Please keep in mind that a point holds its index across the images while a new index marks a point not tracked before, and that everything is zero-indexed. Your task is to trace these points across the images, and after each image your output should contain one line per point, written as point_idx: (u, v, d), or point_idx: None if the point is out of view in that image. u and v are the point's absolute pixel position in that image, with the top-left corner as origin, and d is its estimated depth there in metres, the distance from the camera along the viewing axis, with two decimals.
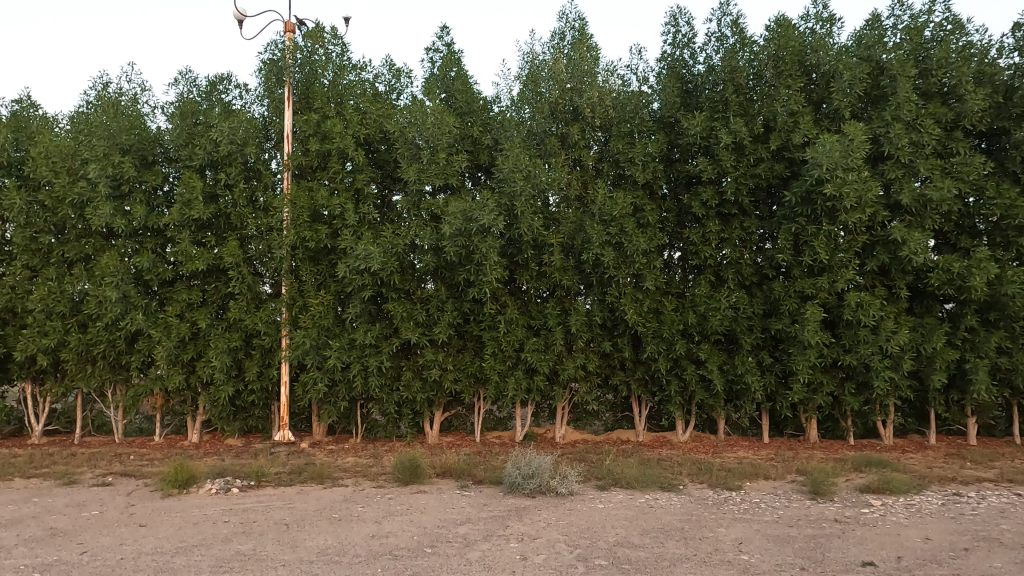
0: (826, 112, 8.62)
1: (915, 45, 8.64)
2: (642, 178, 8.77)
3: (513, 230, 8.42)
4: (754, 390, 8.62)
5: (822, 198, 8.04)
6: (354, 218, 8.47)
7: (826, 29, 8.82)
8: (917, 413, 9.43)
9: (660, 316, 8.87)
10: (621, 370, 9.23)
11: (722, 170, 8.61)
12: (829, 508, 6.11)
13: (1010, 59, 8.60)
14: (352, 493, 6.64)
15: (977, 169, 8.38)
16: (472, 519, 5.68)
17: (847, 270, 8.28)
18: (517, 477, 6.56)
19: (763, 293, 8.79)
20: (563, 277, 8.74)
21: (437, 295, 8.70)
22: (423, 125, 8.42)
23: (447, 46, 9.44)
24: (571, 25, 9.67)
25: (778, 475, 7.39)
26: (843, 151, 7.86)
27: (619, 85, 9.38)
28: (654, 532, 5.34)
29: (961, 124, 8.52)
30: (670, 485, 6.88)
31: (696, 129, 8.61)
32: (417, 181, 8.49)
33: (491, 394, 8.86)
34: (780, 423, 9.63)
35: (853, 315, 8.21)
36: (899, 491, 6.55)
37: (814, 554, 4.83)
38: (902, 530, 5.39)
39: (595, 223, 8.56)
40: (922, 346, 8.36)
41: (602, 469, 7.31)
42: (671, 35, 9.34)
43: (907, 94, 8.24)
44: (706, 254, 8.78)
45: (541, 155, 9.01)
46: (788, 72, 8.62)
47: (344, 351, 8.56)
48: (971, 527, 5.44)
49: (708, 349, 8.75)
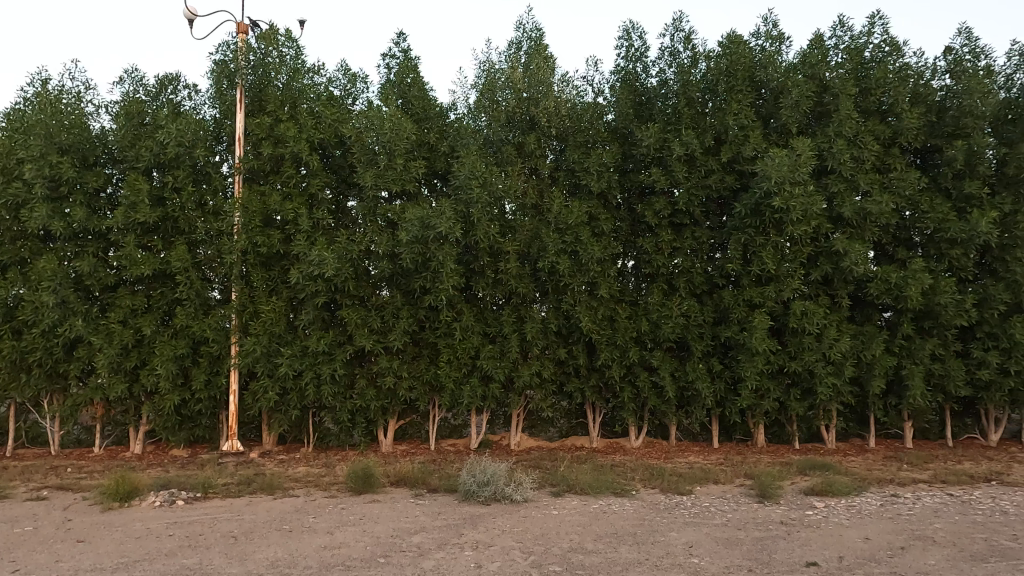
0: (775, 127, 8.94)
1: (856, 65, 9.02)
2: (598, 188, 8.90)
3: (470, 237, 8.44)
4: (703, 396, 8.83)
5: (770, 210, 8.33)
6: (308, 224, 8.36)
7: (775, 47, 9.10)
8: (858, 417, 9.76)
9: (614, 323, 9.01)
10: (576, 377, 9.29)
11: (674, 180, 8.84)
12: (775, 510, 6.29)
13: (943, 81, 9.08)
14: (303, 504, 6.51)
15: (913, 184, 8.78)
16: (426, 527, 5.64)
17: (792, 280, 8.56)
18: (472, 485, 6.56)
19: (713, 301, 9.01)
20: (519, 284, 8.79)
21: (393, 302, 8.66)
22: (380, 131, 8.36)
23: (404, 53, 9.39)
24: (528, 35, 9.77)
25: (727, 479, 7.58)
26: (791, 165, 8.14)
27: (575, 96, 9.51)
28: (607, 537, 5.41)
29: (898, 141, 8.92)
30: (623, 491, 7.00)
31: (649, 140, 8.80)
32: (374, 186, 8.47)
33: (446, 401, 8.83)
34: (729, 428, 9.84)
35: (799, 323, 8.51)
36: (840, 494, 6.80)
37: (761, 556, 4.97)
38: (844, 531, 5.59)
39: (550, 232, 8.64)
40: (862, 353, 8.70)
41: (556, 476, 7.36)
42: (625, 49, 9.55)
43: (848, 112, 8.60)
44: (659, 263, 8.96)
45: (498, 163, 9.09)
46: (738, 88, 8.92)
47: (296, 359, 8.38)
48: (908, 526, 5.69)
49: (661, 356, 8.91)
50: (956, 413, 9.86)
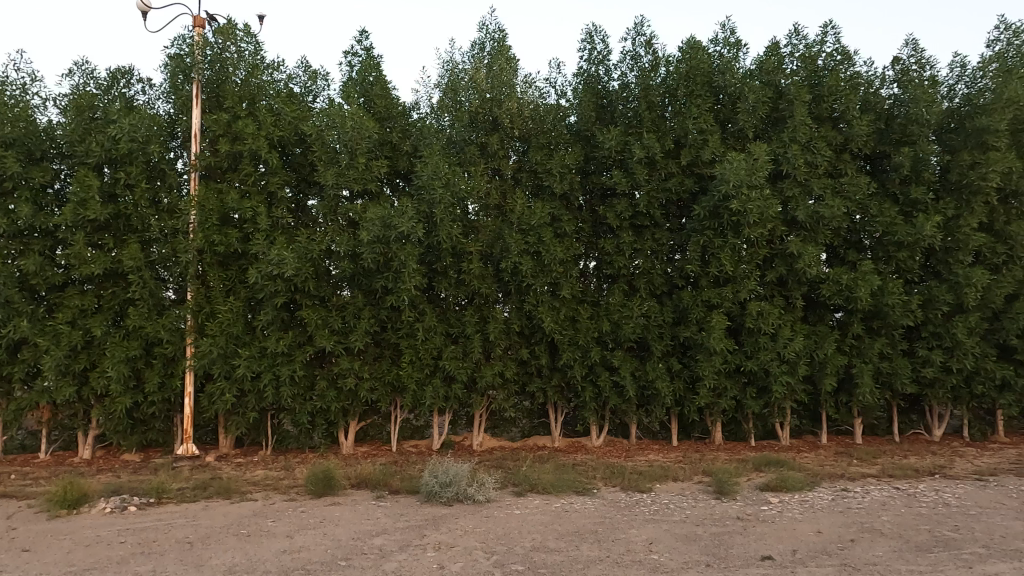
0: (732, 131, 9.13)
1: (810, 72, 9.29)
2: (560, 189, 8.97)
3: (432, 237, 8.42)
4: (663, 395, 8.98)
5: (728, 212, 8.52)
6: (267, 223, 8.22)
7: (732, 53, 9.30)
8: (811, 415, 10.05)
9: (576, 323, 9.10)
10: (538, 377, 9.35)
11: (635, 183, 8.97)
12: (732, 506, 6.44)
13: (891, 90, 9.43)
14: (262, 508, 6.39)
15: (863, 189, 9.09)
16: (387, 529, 5.60)
17: (748, 281, 8.78)
18: (434, 486, 6.54)
19: (673, 301, 9.18)
20: (482, 285, 8.81)
21: (354, 302, 8.57)
22: (342, 129, 8.26)
23: (367, 51, 9.30)
24: (491, 35, 9.78)
25: (685, 476, 7.72)
26: (748, 169, 8.34)
27: (538, 97, 9.56)
28: (569, 536, 5.46)
29: (849, 147, 9.22)
30: (584, 489, 7.07)
31: (611, 142, 8.91)
32: (335, 185, 8.37)
33: (408, 402, 8.78)
34: (688, 427, 10.02)
35: (755, 323, 8.73)
36: (794, 489, 7.00)
37: (719, 551, 5.08)
38: (797, 525, 5.76)
39: (513, 232, 8.68)
40: (815, 353, 8.97)
41: (519, 476, 7.39)
42: (587, 51, 9.65)
43: (802, 118, 8.87)
44: (620, 264, 9.08)
45: (460, 163, 9.09)
46: (698, 92, 9.09)
47: (254, 360, 8.22)
48: (857, 519, 5.89)
49: (622, 356, 9.03)
50: (903, 410, 10.24)
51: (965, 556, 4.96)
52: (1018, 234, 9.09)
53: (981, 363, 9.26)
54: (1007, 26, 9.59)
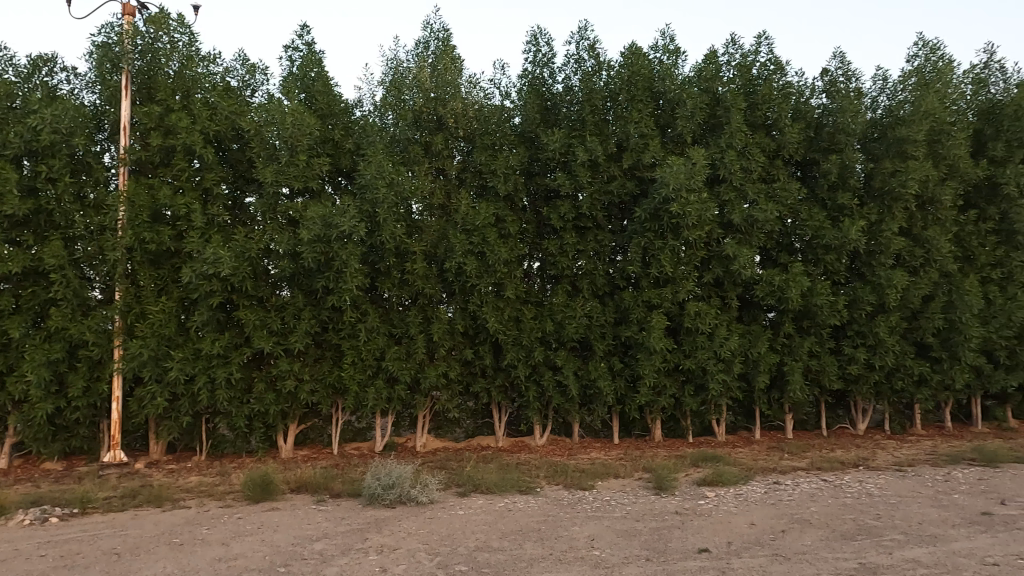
0: (671, 136, 9.38)
1: (745, 80, 9.64)
2: (504, 190, 9.01)
3: (375, 237, 8.32)
4: (605, 394, 9.14)
5: (667, 215, 8.74)
6: (202, 220, 7.95)
7: (671, 60, 9.55)
8: (746, 411, 10.41)
9: (520, 323, 9.15)
10: (482, 377, 9.37)
11: (579, 185, 9.10)
12: (670, 501, 6.62)
13: (820, 99, 9.87)
14: (195, 515, 6.18)
15: (794, 194, 9.49)
16: (328, 534, 5.51)
17: (687, 282, 9.04)
18: (376, 489, 6.46)
19: (615, 302, 9.35)
20: (425, 285, 8.76)
21: (294, 302, 8.38)
22: (281, 125, 8.05)
23: (308, 46, 9.10)
24: (435, 35, 9.73)
25: (626, 473, 7.89)
26: (688, 173, 8.57)
27: (482, 98, 9.57)
28: (513, 534, 5.50)
29: (781, 153, 9.61)
30: (528, 488, 7.13)
31: (555, 144, 9.01)
32: (274, 183, 8.17)
33: (350, 404, 8.65)
34: (629, 424, 10.22)
35: (692, 323, 8.99)
36: (729, 483, 7.24)
37: (658, 546, 5.21)
38: (732, 518, 5.97)
39: (457, 233, 8.68)
40: (749, 351, 9.31)
41: (462, 476, 7.38)
42: (532, 54, 9.73)
43: (738, 125, 9.18)
44: (563, 265, 9.19)
45: (403, 162, 9.01)
46: (639, 97, 9.29)
47: (188, 363, 7.93)
48: (787, 511, 6.15)
49: (565, 355, 9.14)
50: (830, 406, 10.73)
51: (885, 542, 5.25)
52: (934, 238, 9.66)
53: (900, 361, 9.81)
54: (924, 43, 10.18)
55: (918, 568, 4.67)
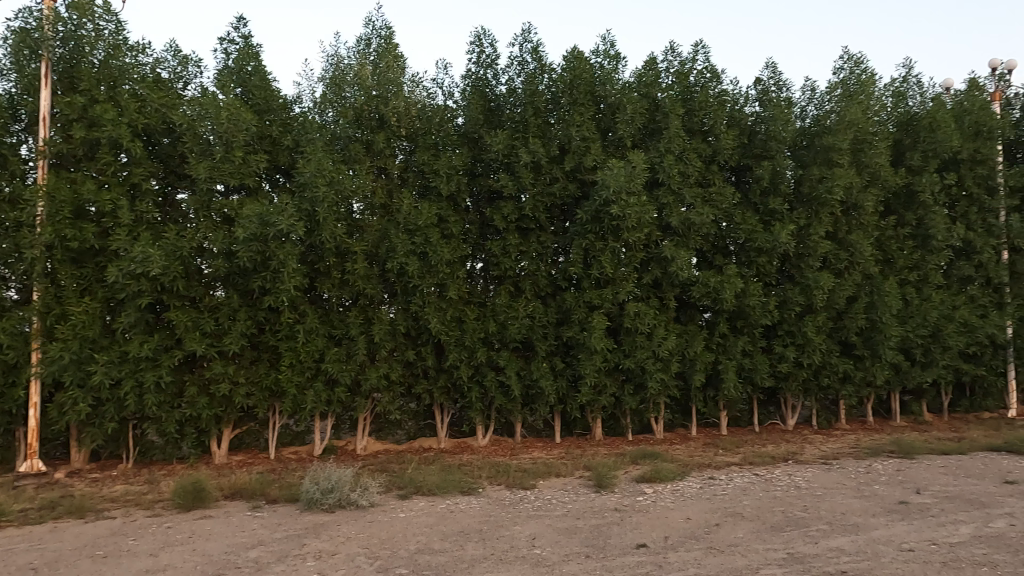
0: (612, 140, 9.55)
1: (683, 87, 9.90)
2: (447, 190, 8.98)
3: (314, 237, 8.14)
4: (547, 394, 9.22)
5: (608, 217, 8.89)
6: (129, 217, 7.61)
7: (612, 65, 9.70)
8: (683, 409, 10.68)
9: (462, 324, 9.12)
10: (424, 379, 9.30)
11: (521, 187, 9.15)
12: (610, 499, 6.74)
13: (754, 107, 10.23)
14: (121, 525, 5.90)
15: (729, 198, 9.81)
16: (263, 541, 5.35)
17: (627, 283, 9.22)
18: (314, 493, 6.33)
19: (556, 302, 9.45)
20: (366, 285, 8.64)
21: (228, 303, 8.12)
22: (215, 120, 7.78)
23: (245, 39, 8.84)
24: (377, 32, 9.61)
25: (567, 471, 7.98)
26: (628, 176, 8.73)
27: (425, 97, 9.51)
28: (454, 535, 5.48)
29: (717, 159, 9.92)
30: (469, 489, 7.12)
31: (498, 145, 9.04)
32: (207, 179, 7.90)
33: (288, 407, 8.44)
34: (570, 423, 10.34)
35: (632, 323, 9.17)
36: (667, 479, 7.43)
37: (597, 542, 5.29)
38: (669, 513, 6.12)
39: (399, 233, 8.61)
40: (686, 351, 9.57)
41: (403, 478, 7.30)
42: (476, 54, 9.73)
43: (676, 130, 9.43)
44: (506, 266, 9.23)
45: (344, 160, 8.85)
46: (581, 101, 9.42)
47: (113, 366, 7.57)
48: (721, 505, 6.36)
49: (507, 356, 9.17)
50: (762, 403, 11.14)
51: (812, 533, 5.49)
52: (857, 242, 10.16)
53: (827, 359, 10.27)
54: (849, 56, 10.69)
55: (842, 556, 4.90)
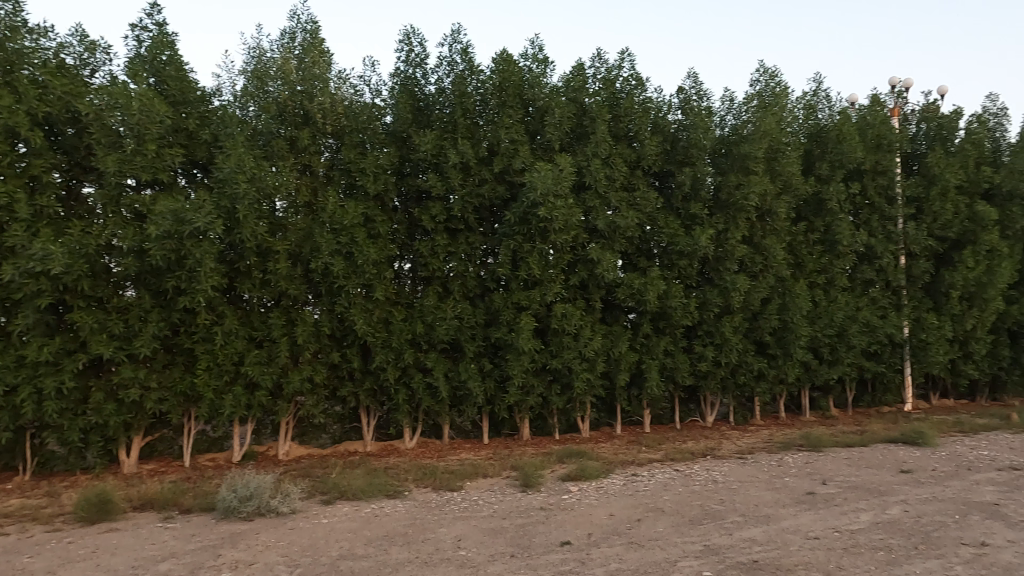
0: (541, 143, 9.66)
1: (609, 93, 10.13)
2: (373, 190, 8.86)
3: (233, 235, 7.85)
4: (475, 395, 9.23)
5: (536, 219, 8.99)
6: (28, 212, 7.11)
7: (541, 69, 9.81)
8: (608, 408, 10.92)
9: (389, 325, 9.00)
10: (349, 381, 9.14)
11: (450, 187, 9.13)
12: (536, 498, 6.82)
13: (676, 115, 10.58)
14: (15, 543, 5.50)
15: (652, 203, 10.11)
16: (175, 553, 5.12)
17: (554, 284, 9.35)
18: (231, 501, 6.10)
19: (485, 303, 9.48)
20: (290, 286, 8.40)
21: (139, 303, 7.71)
22: (126, 110, 7.37)
23: (159, 27, 8.42)
24: (302, 26, 9.36)
25: (495, 472, 8.01)
26: (555, 178, 8.84)
27: (352, 94, 9.35)
28: (378, 540, 5.41)
29: (641, 164, 10.21)
30: (395, 492, 7.04)
31: (427, 146, 8.98)
32: (117, 172, 7.47)
33: (204, 413, 8.10)
34: (498, 424, 10.39)
35: (559, 324, 9.31)
36: (591, 477, 7.58)
37: (522, 542, 5.34)
38: (592, 510, 6.25)
39: (324, 232, 8.41)
40: (611, 351, 9.79)
41: (327, 483, 7.14)
42: (405, 53, 9.63)
43: (603, 135, 9.65)
44: (434, 267, 9.18)
45: (266, 157, 8.57)
46: (509, 103, 9.48)
47: (8, 371, 7.06)
48: (643, 501, 6.54)
49: (435, 357, 9.13)
50: (683, 401, 11.53)
51: (727, 524, 5.73)
52: (771, 247, 10.69)
53: (743, 358, 10.75)
54: (765, 69, 11.21)
55: (753, 546, 5.14)
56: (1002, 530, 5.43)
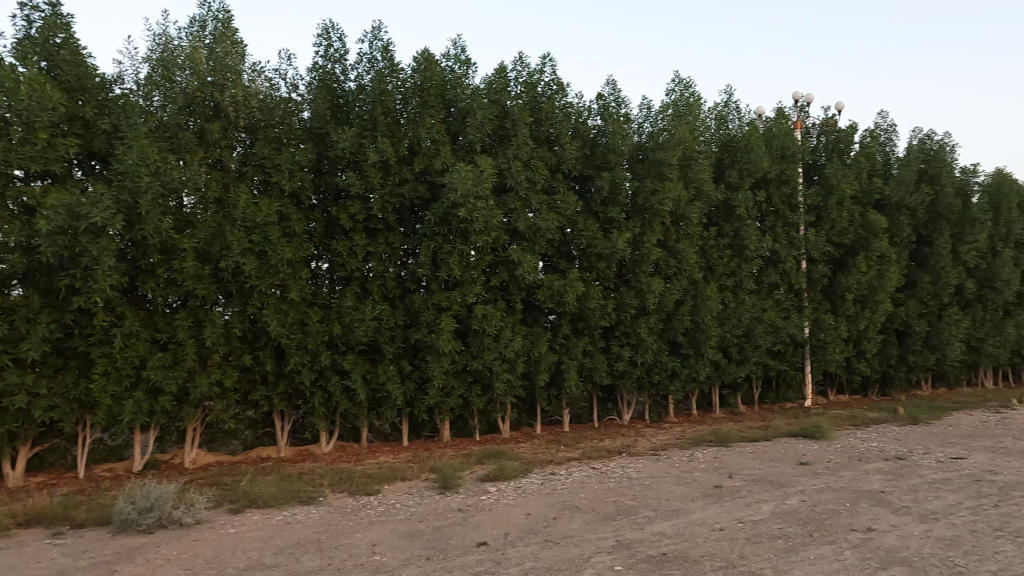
0: (462, 144, 9.65)
1: (531, 97, 10.23)
2: (289, 187, 8.60)
3: (135, 232, 7.40)
4: (394, 397, 9.12)
5: (456, 220, 8.96)
6: None
7: (463, 70, 9.80)
8: (528, 408, 11.02)
9: (305, 327, 8.74)
10: (262, 385, 8.82)
11: (369, 186, 8.97)
12: (454, 499, 6.80)
13: (596, 121, 10.81)
14: None
15: (572, 206, 10.29)
16: (64, 571, 4.78)
17: (475, 286, 9.36)
18: (129, 513, 5.75)
19: (405, 305, 9.36)
20: (197, 285, 8.00)
21: (28, 304, 7.15)
22: (14, 95, 6.84)
23: (53, 7, 7.84)
24: (214, 15, 8.94)
25: (413, 475, 7.93)
26: (475, 180, 8.84)
27: (267, 88, 9.04)
28: (289, 548, 5.24)
29: (562, 167, 10.38)
30: (309, 498, 6.84)
31: (345, 143, 8.79)
32: (3, 163, 6.90)
33: (101, 420, 7.61)
34: (418, 426, 10.29)
35: (479, 325, 9.33)
36: (510, 477, 7.63)
37: (438, 544, 5.31)
38: (510, 510, 6.30)
39: (235, 230, 8.07)
40: (531, 351, 9.88)
41: (236, 492, 6.85)
42: (323, 48, 9.39)
43: (524, 138, 9.74)
44: (352, 267, 9.01)
45: (173, 150, 8.14)
46: (431, 103, 9.43)
47: None
48: (559, 499, 6.65)
49: (353, 359, 8.95)
50: (601, 400, 11.80)
51: (639, 519, 5.91)
52: (684, 250, 11.11)
53: (658, 358, 11.11)
54: (680, 80, 11.65)
55: (663, 540, 5.32)
56: (887, 516, 5.86)
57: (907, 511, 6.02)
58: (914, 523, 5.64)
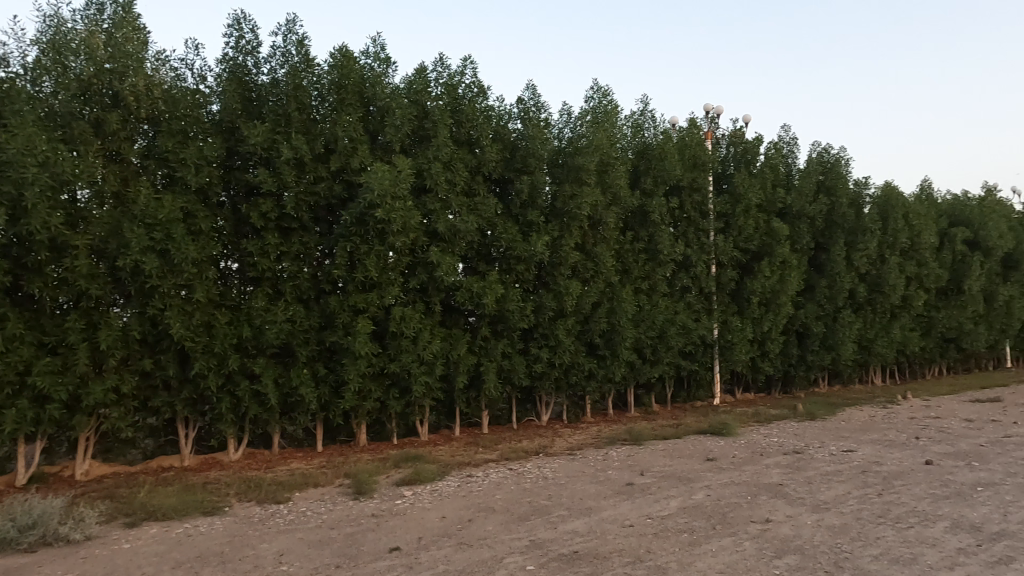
0: (381, 143, 9.50)
1: (451, 99, 10.20)
2: (194, 182, 8.21)
3: (18, 226, 6.87)
4: (307, 401, 8.88)
5: (374, 221, 8.81)
6: None
7: (382, 68, 9.67)
8: (448, 411, 10.97)
9: (211, 329, 8.35)
10: (164, 391, 8.38)
11: (282, 184, 8.69)
12: (368, 504, 6.68)
13: (516, 125, 10.90)
14: None
15: (491, 208, 10.34)
16: None
17: (392, 287, 9.24)
18: (8, 532, 5.30)
19: (319, 306, 9.12)
20: (91, 285, 7.49)
21: None
22: None
23: None
24: None
25: (327, 481, 7.73)
26: (393, 180, 8.72)
27: (171, 78, 8.60)
28: (188, 562, 4.99)
29: (482, 169, 10.41)
30: (213, 509, 6.54)
31: (257, 138, 8.47)
32: None
33: None
34: (333, 431, 10.04)
35: (397, 327, 9.21)
36: (426, 480, 7.57)
37: (349, 551, 5.20)
38: (424, 513, 6.25)
39: (134, 226, 7.56)
40: (450, 354, 9.84)
41: (133, 504, 6.46)
42: (234, 39, 9.02)
43: (444, 139, 9.70)
44: (264, 267, 8.71)
45: (64, 140, 7.60)
46: (348, 101, 9.24)
47: None
48: (475, 501, 6.66)
49: (263, 363, 8.64)
50: (520, 401, 11.90)
51: (552, 518, 6.00)
52: (601, 254, 11.37)
53: (575, 359, 11.32)
54: (598, 88, 11.93)
55: (575, 537, 5.43)
56: (783, 507, 6.20)
57: (802, 502, 6.39)
58: (807, 513, 6.00)
